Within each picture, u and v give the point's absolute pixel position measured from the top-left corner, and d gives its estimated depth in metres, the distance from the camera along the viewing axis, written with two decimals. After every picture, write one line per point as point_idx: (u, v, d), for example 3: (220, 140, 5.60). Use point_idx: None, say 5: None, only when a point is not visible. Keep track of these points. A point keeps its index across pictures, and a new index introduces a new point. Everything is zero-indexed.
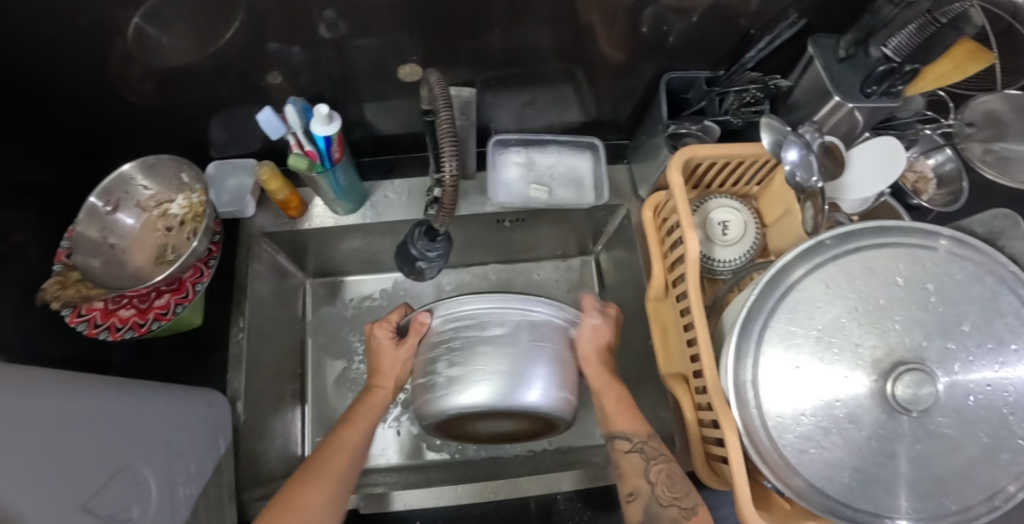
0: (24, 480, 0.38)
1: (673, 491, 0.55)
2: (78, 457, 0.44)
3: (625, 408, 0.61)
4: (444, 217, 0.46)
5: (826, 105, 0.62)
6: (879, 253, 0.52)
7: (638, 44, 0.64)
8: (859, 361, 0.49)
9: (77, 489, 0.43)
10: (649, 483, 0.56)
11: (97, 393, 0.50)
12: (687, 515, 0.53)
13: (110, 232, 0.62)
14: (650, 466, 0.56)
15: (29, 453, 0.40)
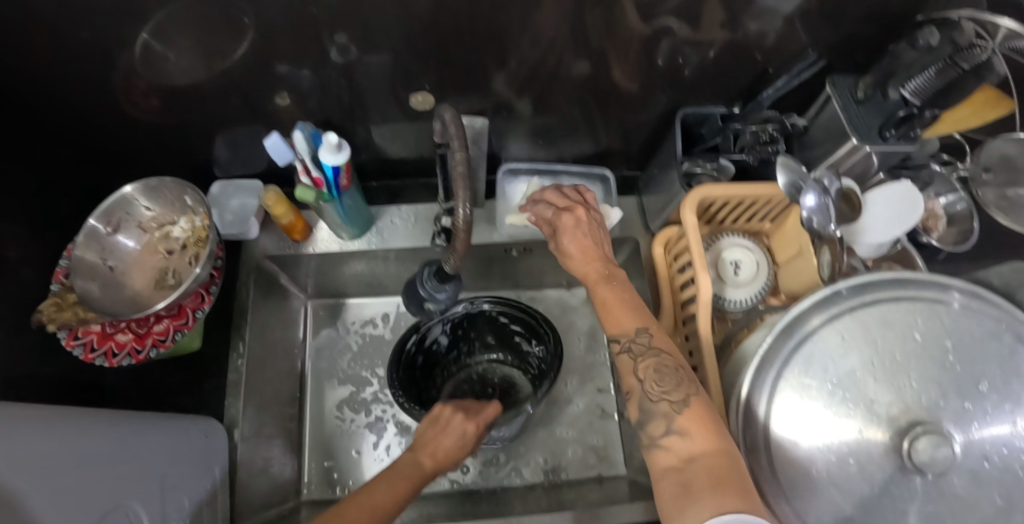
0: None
1: (660, 386, 0.49)
2: (72, 496, 0.42)
3: (620, 303, 0.55)
4: (456, 259, 0.45)
5: (844, 147, 0.61)
6: (897, 307, 0.51)
7: (653, 75, 0.64)
8: (874, 416, 0.47)
9: None
10: (641, 382, 0.50)
11: (88, 432, 0.48)
12: (677, 411, 0.47)
13: (110, 254, 0.60)
14: (639, 363, 0.51)
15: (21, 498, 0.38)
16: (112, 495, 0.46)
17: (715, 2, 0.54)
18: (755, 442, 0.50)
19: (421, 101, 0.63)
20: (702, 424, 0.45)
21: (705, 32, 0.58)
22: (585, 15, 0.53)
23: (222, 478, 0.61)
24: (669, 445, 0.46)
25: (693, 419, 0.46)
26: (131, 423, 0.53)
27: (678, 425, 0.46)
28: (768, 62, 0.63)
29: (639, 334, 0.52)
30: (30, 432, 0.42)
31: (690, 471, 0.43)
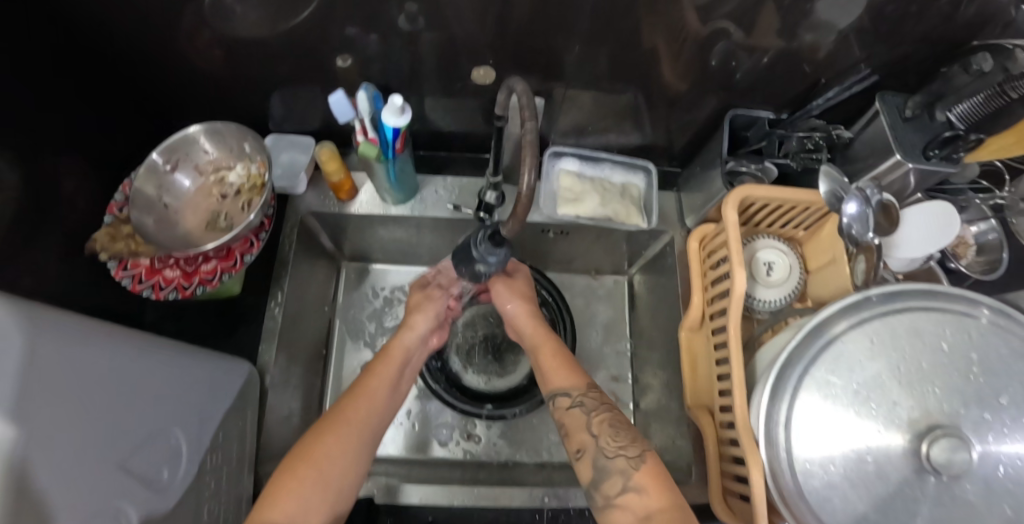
0: (58, 436, 0.37)
1: (616, 442, 0.54)
2: (117, 416, 0.44)
3: (563, 363, 0.62)
4: (513, 224, 0.46)
5: (887, 162, 0.62)
6: (926, 317, 0.52)
7: (704, 75, 0.65)
8: (895, 419, 0.49)
9: (110, 449, 0.42)
10: (594, 436, 0.56)
11: (143, 351, 0.49)
12: (633, 466, 0.52)
13: (166, 191, 0.62)
14: (590, 417, 0.57)
15: (67, 413, 0.39)
16: (153, 421, 0.48)
17: (773, 13, 0.56)
18: (775, 435, 0.52)
19: (481, 75, 0.65)
20: (655, 480, 0.51)
21: (761, 40, 0.60)
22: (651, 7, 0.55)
23: (253, 419, 0.63)
24: (625, 505, 0.50)
25: (650, 478, 0.51)
26: (182, 355, 0.55)
27: (634, 483, 0.51)
28: (821, 73, 0.65)
29: (590, 388, 0.60)
30: (90, 347, 0.44)
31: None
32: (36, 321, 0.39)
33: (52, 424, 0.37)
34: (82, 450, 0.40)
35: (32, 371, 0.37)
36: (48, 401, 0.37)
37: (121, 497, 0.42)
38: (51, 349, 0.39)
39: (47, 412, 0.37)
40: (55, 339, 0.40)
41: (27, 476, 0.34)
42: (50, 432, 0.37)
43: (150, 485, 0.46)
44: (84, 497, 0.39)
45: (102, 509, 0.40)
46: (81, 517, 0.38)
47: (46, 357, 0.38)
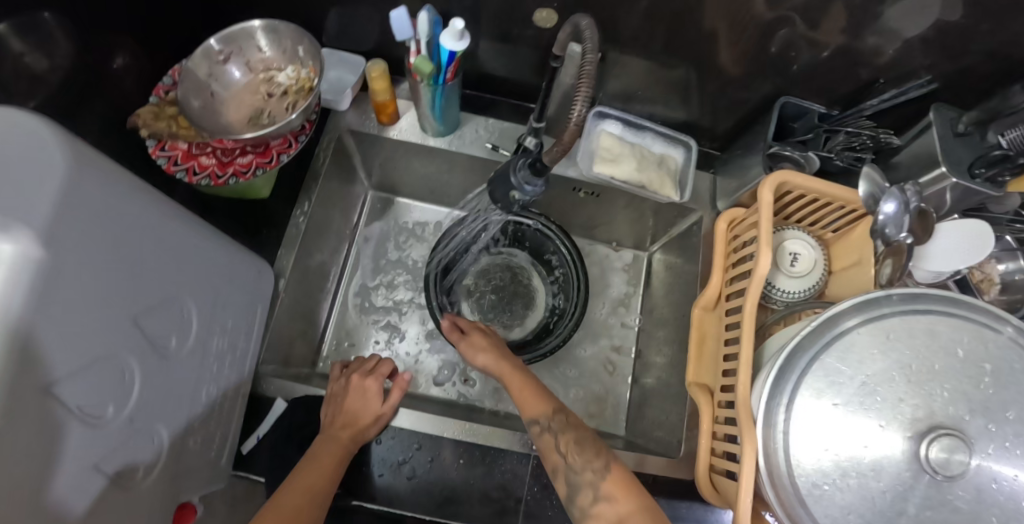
0: (87, 273, 0.38)
1: (582, 459, 0.54)
2: (142, 273, 0.44)
3: (535, 393, 0.62)
4: (555, 153, 0.47)
5: (932, 173, 0.62)
6: (948, 322, 0.51)
7: (761, 62, 0.66)
8: (898, 416, 0.48)
9: (131, 301, 0.43)
10: (564, 457, 0.55)
11: (179, 217, 0.49)
12: (601, 477, 0.52)
13: (215, 81, 0.62)
14: (558, 439, 0.56)
15: (98, 253, 0.39)
16: (169, 288, 0.48)
17: (841, 11, 0.57)
18: (774, 415, 0.52)
19: (542, 17, 0.63)
20: (626, 487, 0.51)
21: (825, 36, 0.60)
22: None
23: (263, 317, 0.64)
24: (599, 514, 0.49)
25: (619, 486, 0.51)
26: (209, 235, 0.54)
27: (604, 492, 0.50)
28: (879, 74, 0.64)
29: (558, 414, 0.59)
30: (137, 201, 0.43)
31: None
32: (86, 157, 0.38)
33: (78, 262, 0.37)
34: (101, 295, 0.39)
35: (72, 208, 0.36)
36: (80, 240, 0.37)
37: (129, 351, 0.42)
38: (95, 190, 0.38)
39: (76, 251, 0.36)
40: (101, 183, 0.39)
41: (45, 304, 0.34)
42: (75, 269, 0.36)
43: (158, 348, 0.46)
44: (96, 342, 0.39)
45: (109, 358, 0.40)
46: (89, 359, 0.38)
47: (88, 197, 0.38)
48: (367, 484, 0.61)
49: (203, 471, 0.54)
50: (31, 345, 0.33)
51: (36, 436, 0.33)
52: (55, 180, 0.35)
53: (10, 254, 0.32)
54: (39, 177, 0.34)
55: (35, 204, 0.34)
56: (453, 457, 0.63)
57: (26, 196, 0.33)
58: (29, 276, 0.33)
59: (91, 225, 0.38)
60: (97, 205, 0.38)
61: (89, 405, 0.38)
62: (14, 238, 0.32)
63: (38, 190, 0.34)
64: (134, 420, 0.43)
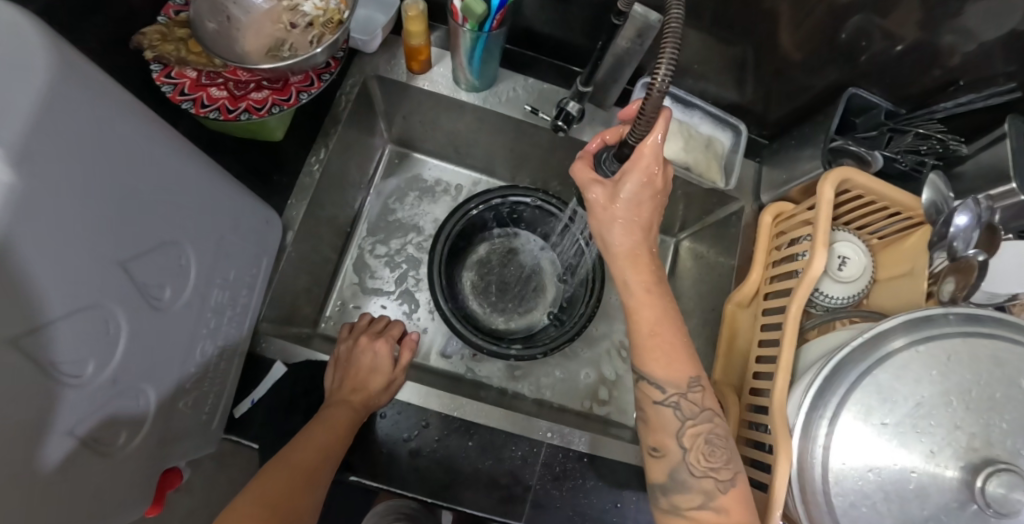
0: (61, 205, 0.32)
1: (711, 461, 0.46)
2: (136, 212, 0.38)
3: (675, 358, 0.47)
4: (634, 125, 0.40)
5: (999, 189, 0.56)
6: (1015, 349, 0.47)
7: (828, 46, 0.61)
8: (953, 443, 0.45)
9: (122, 243, 0.37)
10: (682, 446, 0.47)
11: (181, 151, 0.43)
12: (720, 489, 0.45)
13: (234, 3, 0.55)
14: (684, 426, 0.47)
15: (76, 184, 0.33)
16: (167, 230, 0.42)
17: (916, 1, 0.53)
18: (815, 428, 0.49)
19: None
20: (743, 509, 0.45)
21: (898, 27, 0.56)
22: None
23: (267, 271, 0.58)
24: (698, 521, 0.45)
25: (733, 501, 0.45)
26: (214, 174, 0.48)
27: (716, 506, 0.45)
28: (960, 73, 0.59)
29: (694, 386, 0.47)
30: (128, 127, 0.37)
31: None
32: (66, 66, 0.32)
33: (51, 192, 0.31)
34: (81, 233, 0.33)
35: (44, 125, 0.30)
36: (53, 165, 0.31)
37: (115, 300, 0.37)
38: (74, 107, 0.32)
39: (48, 177, 0.30)
40: (84, 100, 0.33)
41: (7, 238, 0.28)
42: (47, 200, 0.30)
43: (151, 299, 0.41)
44: (74, 287, 0.33)
45: (93, 306, 0.35)
46: (64, 306, 0.33)
47: (65, 114, 0.31)
48: (369, 460, 0.57)
49: (193, 435, 0.50)
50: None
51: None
52: (22, 89, 0.29)
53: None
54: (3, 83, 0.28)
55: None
56: (461, 439, 0.59)
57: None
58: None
59: (64, 150, 0.31)
60: (71, 127, 0.32)
61: (61, 359, 0.33)
62: None
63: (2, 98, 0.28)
64: (119, 378, 0.38)
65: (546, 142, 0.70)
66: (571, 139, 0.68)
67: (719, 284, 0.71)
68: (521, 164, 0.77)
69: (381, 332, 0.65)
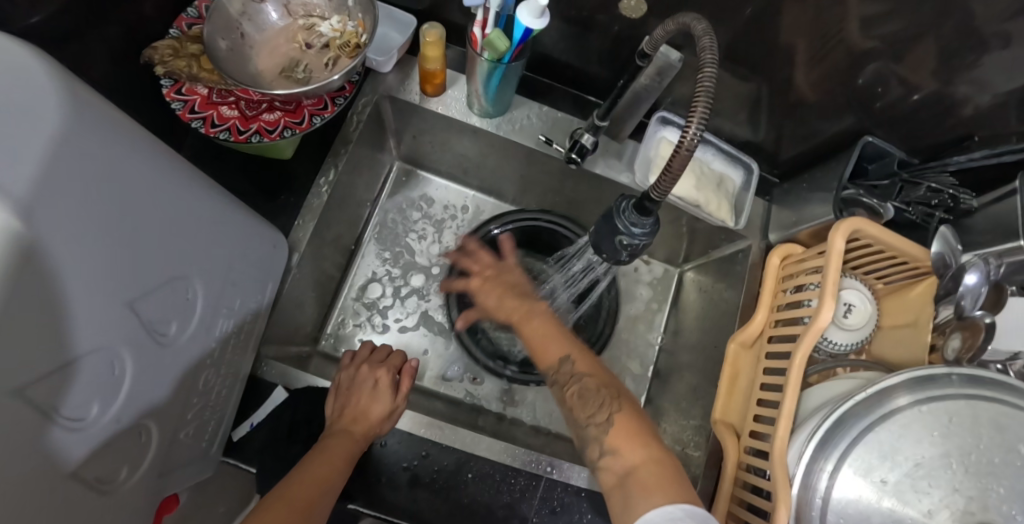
0: (72, 255, 0.30)
1: (588, 410, 0.51)
2: (145, 251, 0.37)
3: (547, 336, 0.56)
4: (665, 182, 0.40)
5: (1007, 245, 0.56)
6: (1017, 414, 0.47)
7: (844, 91, 0.61)
8: (951, 504, 0.45)
9: (130, 283, 0.36)
10: (567, 407, 0.53)
11: (190, 183, 0.42)
12: (604, 431, 0.49)
13: (248, 20, 0.54)
14: (561, 390, 0.54)
15: (88, 229, 0.31)
16: (176, 265, 0.40)
17: (932, 52, 0.53)
18: (815, 479, 0.49)
19: (629, 6, 0.55)
20: (631, 439, 0.48)
21: (916, 80, 0.57)
22: None
23: (273, 295, 0.57)
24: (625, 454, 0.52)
25: (622, 438, 0.48)
26: (220, 201, 0.47)
27: (608, 446, 0.48)
28: (973, 129, 0.59)
29: (563, 363, 0.54)
30: (140, 162, 0.36)
31: (629, 486, 0.45)
32: (82, 106, 0.31)
33: (65, 239, 0.29)
34: (92, 278, 0.32)
35: (60, 172, 0.29)
36: (67, 211, 0.29)
37: (122, 341, 0.36)
38: (88, 148, 0.31)
39: (64, 224, 0.29)
40: (98, 139, 0.32)
41: (19, 296, 0.27)
42: (61, 247, 0.29)
43: (156, 335, 0.40)
44: (80, 333, 0.32)
45: (98, 351, 0.34)
46: (73, 354, 0.32)
47: (80, 156, 0.30)
48: (366, 488, 0.57)
49: (192, 462, 0.49)
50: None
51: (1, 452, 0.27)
52: (37, 134, 0.28)
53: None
54: (18, 129, 0.27)
55: (10, 167, 0.26)
56: (459, 470, 0.59)
57: (6, 154, 0.26)
58: (4, 259, 0.25)
59: (78, 197, 0.30)
60: (87, 172, 0.31)
61: (69, 406, 0.32)
62: None
63: (19, 145, 0.27)
64: (121, 418, 0.37)
65: (557, 170, 0.70)
66: (583, 170, 0.68)
67: (723, 320, 0.71)
68: (529, 188, 0.76)
69: (382, 360, 0.65)
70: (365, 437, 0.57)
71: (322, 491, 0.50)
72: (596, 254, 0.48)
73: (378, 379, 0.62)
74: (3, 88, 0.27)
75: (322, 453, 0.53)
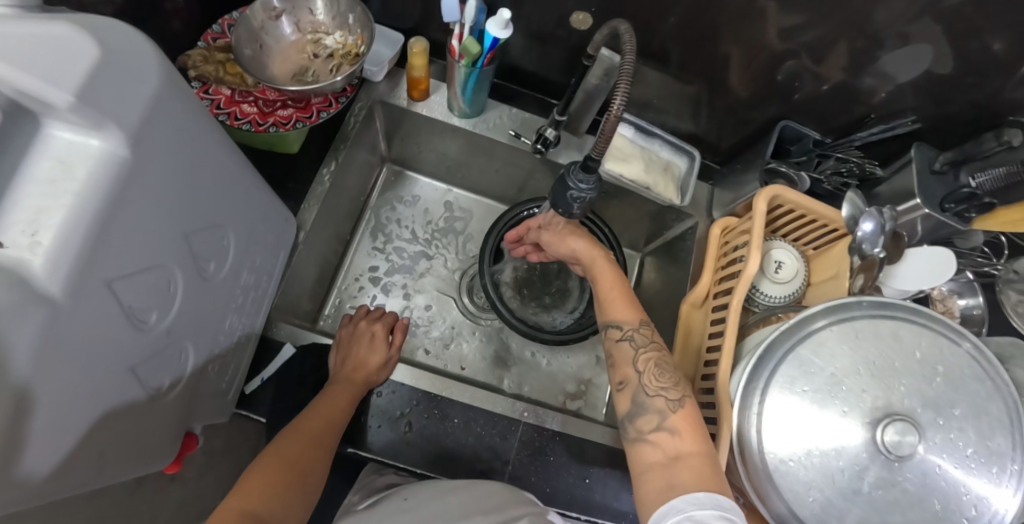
0: (154, 184, 0.40)
1: (660, 382, 0.59)
2: (199, 195, 0.47)
3: (623, 298, 0.66)
4: (602, 146, 0.51)
5: (906, 204, 0.67)
6: (910, 329, 0.56)
7: (768, 87, 0.73)
8: (859, 404, 0.53)
9: (186, 218, 0.45)
10: (638, 373, 0.60)
11: (234, 149, 0.52)
12: (671, 409, 0.56)
13: (266, 34, 0.65)
14: (638, 353, 0.61)
15: (166, 168, 0.41)
16: (218, 213, 0.50)
17: (822, 50, 0.66)
18: (750, 399, 0.57)
19: (578, 20, 0.68)
20: (693, 427, 0.55)
21: (818, 71, 0.69)
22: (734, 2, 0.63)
23: (283, 263, 0.66)
24: (657, 442, 0.55)
25: (685, 422, 0.55)
26: (253, 171, 0.56)
27: (669, 424, 0.55)
28: (870, 110, 0.71)
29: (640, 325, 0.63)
30: (205, 124, 0.46)
31: (676, 467, 0.52)
32: (175, 76, 0.41)
33: (150, 170, 0.39)
34: (163, 206, 0.42)
35: (157, 121, 0.39)
36: (155, 151, 0.39)
37: (175, 264, 0.45)
38: (175, 108, 0.41)
39: (151, 159, 0.39)
40: (182, 102, 0.42)
41: (114, 206, 0.36)
42: (147, 176, 0.39)
43: (199, 268, 0.49)
44: (151, 248, 0.42)
45: (159, 267, 0.43)
46: (142, 264, 0.41)
47: (170, 111, 0.40)
48: (363, 432, 0.64)
49: (214, 400, 0.57)
50: (99, 241, 0.36)
51: (90, 323, 0.37)
52: (148, 90, 0.37)
53: (99, 150, 0.35)
54: (140, 86, 0.37)
55: (130, 111, 0.36)
56: (447, 416, 0.66)
57: (127, 101, 0.36)
58: (107, 173, 0.35)
59: (163, 142, 0.40)
60: (172, 126, 0.41)
61: (136, 308, 0.41)
62: (107, 137, 0.35)
63: (138, 97, 0.37)
64: (169, 330, 0.46)
65: (528, 164, 0.81)
66: (549, 161, 0.79)
67: (677, 288, 0.80)
68: (505, 183, 0.87)
69: (377, 319, 0.74)
70: (362, 384, 0.65)
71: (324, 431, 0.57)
72: (554, 211, 0.58)
73: (375, 336, 0.71)
74: (137, 59, 0.37)
75: (325, 397, 0.61)
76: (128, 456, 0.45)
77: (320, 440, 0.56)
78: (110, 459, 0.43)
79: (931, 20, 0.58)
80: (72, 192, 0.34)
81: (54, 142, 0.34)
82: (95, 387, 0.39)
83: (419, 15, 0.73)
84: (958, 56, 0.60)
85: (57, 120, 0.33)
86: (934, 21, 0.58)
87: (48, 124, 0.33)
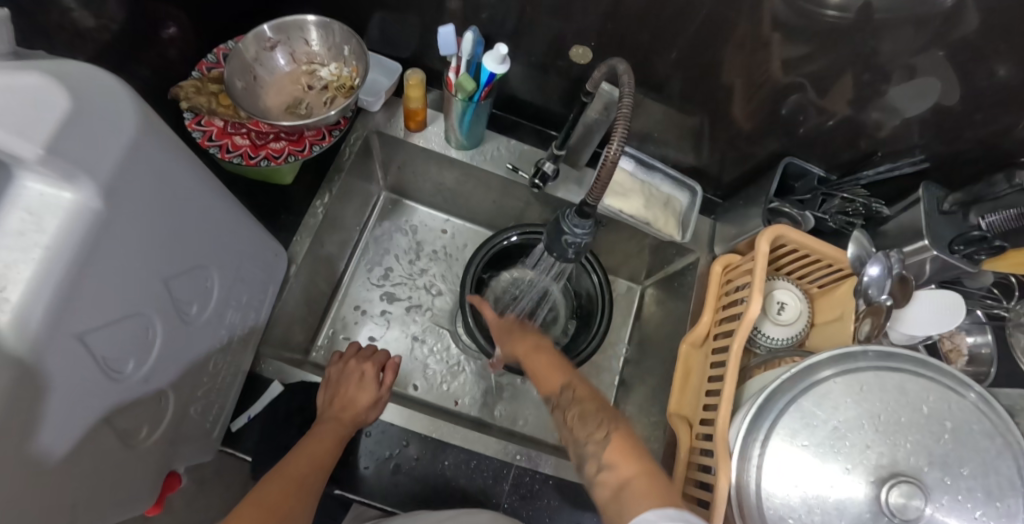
0: (130, 232, 0.39)
1: (586, 430, 0.53)
2: (180, 239, 0.45)
3: (547, 366, 0.61)
4: (597, 194, 0.49)
5: (913, 244, 0.65)
6: (916, 381, 0.55)
7: (773, 123, 0.71)
8: (863, 461, 0.51)
9: (167, 264, 0.44)
10: (568, 433, 0.54)
11: (218, 188, 0.51)
12: (602, 447, 0.50)
13: (260, 65, 0.65)
14: (566, 413, 0.56)
15: (144, 216, 0.40)
16: (200, 255, 0.49)
17: (826, 88, 0.64)
18: (750, 450, 0.55)
19: (578, 53, 0.68)
20: (627, 454, 0.49)
21: (823, 109, 0.67)
22: (735, 40, 0.62)
23: (272, 299, 0.65)
24: (604, 479, 0.49)
25: (618, 451, 0.49)
26: (240, 206, 0.55)
27: (607, 460, 0.49)
28: (876, 148, 0.70)
29: (563, 391, 0.58)
30: (187, 166, 0.45)
31: (623, 496, 0.46)
32: (151, 120, 0.39)
33: (127, 219, 0.38)
34: (140, 253, 0.41)
35: (129, 169, 0.37)
36: (133, 200, 0.38)
37: (154, 311, 0.44)
38: (153, 152, 0.39)
39: (128, 207, 0.38)
40: (162, 146, 0.40)
41: (87, 259, 0.35)
42: (123, 226, 0.38)
43: (179, 312, 0.48)
44: (128, 297, 0.40)
45: (137, 315, 0.42)
46: (118, 314, 0.40)
47: (145, 159, 0.39)
48: (349, 475, 0.62)
49: (197, 440, 0.56)
50: (72, 295, 0.34)
51: (64, 379, 0.35)
52: (122, 137, 0.36)
53: (71, 202, 0.33)
54: (113, 134, 0.35)
55: (102, 160, 0.35)
56: (436, 457, 0.64)
57: (99, 151, 0.34)
58: (80, 225, 0.34)
59: (141, 189, 0.39)
60: (150, 172, 0.40)
61: (111, 359, 0.40)
62: (80, 189, 0.33)
63: (110, 146, 0.35)
64: (147, 378, 0.45)
65: (526, 196, 0.80)
66: (548, 194, 0.78)
67: (677, 324, 0.79)
68: (502, 213, 0.86)
69: (369, 356, 0.70)
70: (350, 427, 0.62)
71: (312, 482, 0.54)
72: (550, 255, 0.57)
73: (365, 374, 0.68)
74: (108, 105, 0.35)
75: (310, 443, 0.58)
76: (101, 506, 0.44)
77: (302, 489, 0.53)
78: (81, 513, 0.41)
79: (936, 62, 0.57)
80: (43, 246, 0.32)
81: (24, 194, 0.32)
82: (67, 442, 0.37)
83: (419, 46, 0.72)
84: (964, 98, 0.59)
85: (28, 172, 0.32)
86: (949, 61, 0.56)
87: (20, 176, 0.32)
